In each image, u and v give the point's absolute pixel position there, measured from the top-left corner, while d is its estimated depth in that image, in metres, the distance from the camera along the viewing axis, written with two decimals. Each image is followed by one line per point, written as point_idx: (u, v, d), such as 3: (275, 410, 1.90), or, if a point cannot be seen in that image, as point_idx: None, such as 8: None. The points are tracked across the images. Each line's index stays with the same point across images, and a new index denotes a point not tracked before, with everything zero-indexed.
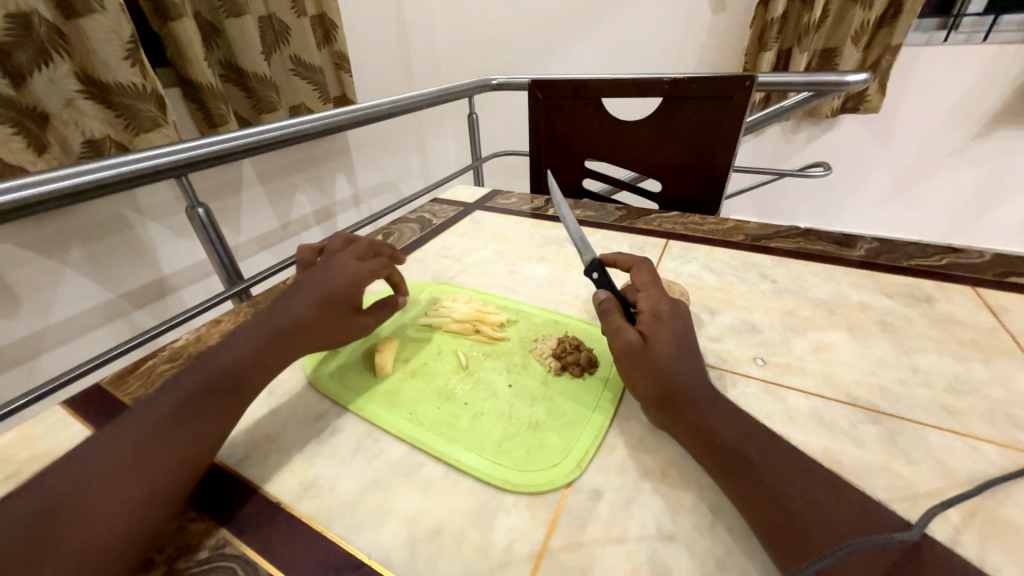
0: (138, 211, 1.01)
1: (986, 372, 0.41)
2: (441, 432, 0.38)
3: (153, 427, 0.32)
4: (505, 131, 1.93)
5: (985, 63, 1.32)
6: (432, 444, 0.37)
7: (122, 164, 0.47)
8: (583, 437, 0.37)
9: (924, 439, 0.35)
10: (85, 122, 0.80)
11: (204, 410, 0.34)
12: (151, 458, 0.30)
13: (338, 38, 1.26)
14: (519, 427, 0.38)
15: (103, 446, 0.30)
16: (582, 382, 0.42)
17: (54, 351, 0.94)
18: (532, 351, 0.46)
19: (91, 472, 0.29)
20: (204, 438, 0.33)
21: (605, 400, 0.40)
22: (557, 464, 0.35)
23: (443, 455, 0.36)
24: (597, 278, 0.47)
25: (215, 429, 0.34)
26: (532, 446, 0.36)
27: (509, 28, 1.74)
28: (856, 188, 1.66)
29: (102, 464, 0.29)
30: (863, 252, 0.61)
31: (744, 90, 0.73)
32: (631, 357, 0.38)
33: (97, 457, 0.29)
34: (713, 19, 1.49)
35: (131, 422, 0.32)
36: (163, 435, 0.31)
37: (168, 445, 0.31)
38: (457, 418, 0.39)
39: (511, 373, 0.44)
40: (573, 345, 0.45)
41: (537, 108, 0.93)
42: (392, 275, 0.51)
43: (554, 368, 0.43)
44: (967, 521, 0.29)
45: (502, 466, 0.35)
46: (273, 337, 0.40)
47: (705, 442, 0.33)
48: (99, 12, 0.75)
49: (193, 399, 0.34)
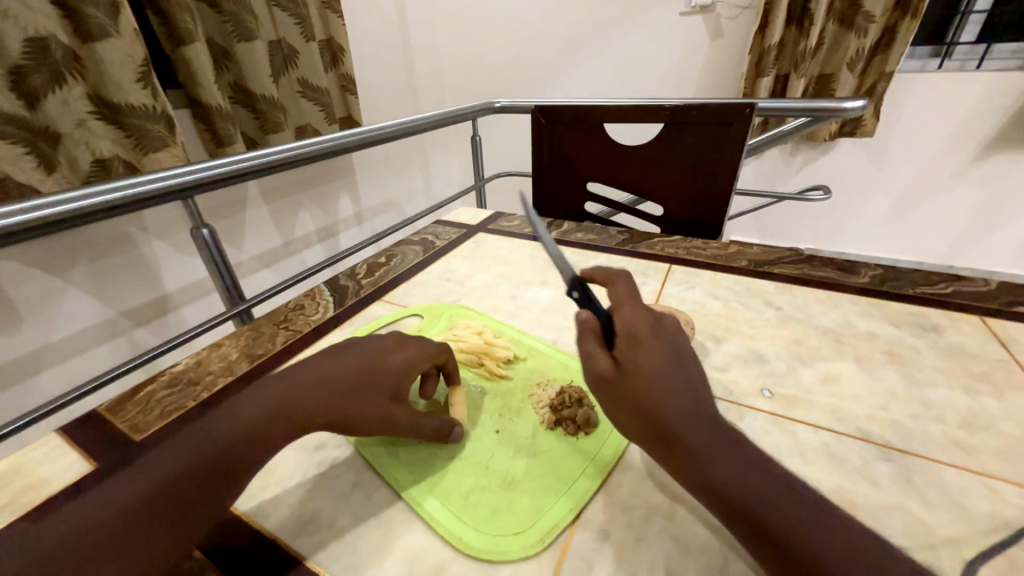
0: (143, 229, 1.02)
1: (998, 407, 0.40)
2: (416, 471, 0.38)
3: (139, 507, 0.27)
4: (507, 152, 1.95)
5: (978, 90, 1.35)
6: (403, 482, 0.36)
7: (134, 186, 0.48)
8: (559, 504, 0.34)
9: (940, 478, 0.34)
10: (94, 142, 0.81)
11: (231, 472, 0.30)
12: (129, 549, 0.26)
13: (346, 61, 1.30)
14: (493, 481, 0.36)
15: (131, 483, 0.28)
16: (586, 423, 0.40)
17: (52, 369, 0.93)
18: (531, 396, 0.44)
19: (95, 524, 0.27)
20: (194, 520, 0.28)
21: (596, 465, 0.37)
22: (521, 531, 0.32)
23: (409, 497, 0.35)
24: (578, 297, 0.40)
25: (190, 527, 0.28)
26: (499, 507, 0.34)
27: (512, 53, 1.79)
28: (856, 210, 1.67)
29: (127, 510, 0.27)
30: (867, 278, 0.60)
31: (744, 118, 0.74)
32: (610, 390, 0.34)
33: (111, 509, 0.27)
34: (710, 46, 1.53)
35: (112, 500, 0.28)
36: (148, 518, 0.27)
37: (151, 533, 0.27)
38: (434, 457, 0.39)
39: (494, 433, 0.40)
40: (575, 398, 0.43)
41: (540, 132, 0.95)
42: (451, 359, 0.44)
43: (548, 421, 0.41)
44: (991, 570, 0.28)
45: (463, 524, 0.33)
46: (298, 403, 0.34)
47: (729, 507, 0.28)
48: (114, 37, 0.77)
49: (190, 473, 0.29)
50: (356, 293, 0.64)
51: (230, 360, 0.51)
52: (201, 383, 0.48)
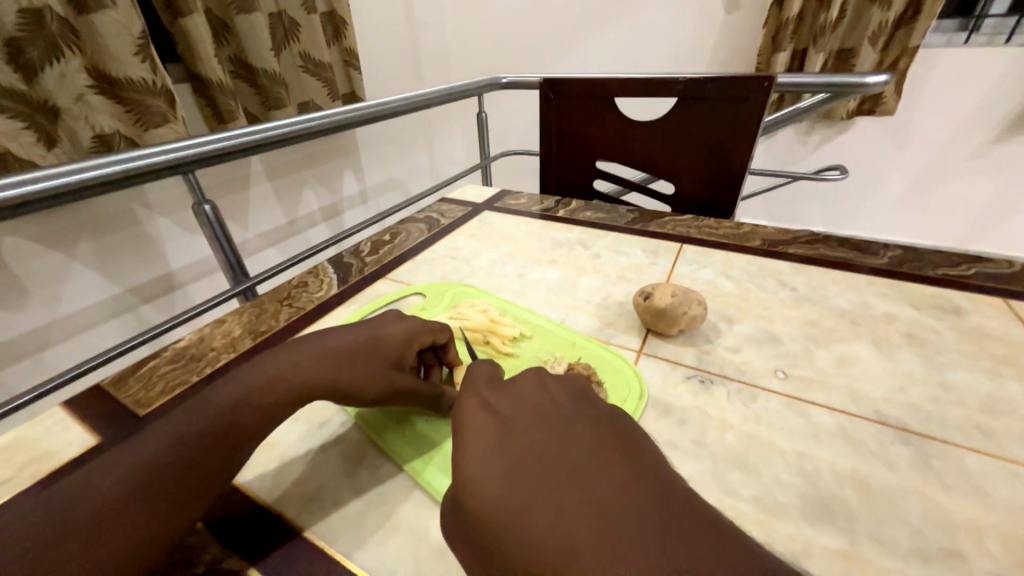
0: (146, 206, 1.01)
1: (1022, 391, 0.39)
2: (421, 448, 0.37)
3: (142, 471, 0.28)
4: (514, 130, 1.91)
5: (1006, 65, 1.29)
6: (409, 459, 0.36)
7: (132, 159, 0.46)
8: None
9: (959, 463, 0.33)
10: (95, 117, 0.79)
11: (234, 439, 0.31)
12: (132, 511, 0.27)
13: (348, 34, 1.26)
14: None
15: (134, 450, 0.29)
16: (605, 471, 0.26)
17: (63, 345, 0.94)
18: None
19: (100, 489, 0.27)
20: (197, 484, 0.29)
21: None
22: None
23: (415, 472, 0.35)
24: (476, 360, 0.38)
25: (191, 492, 0.29)
26: None
27: (521, 28, 1.72)
28: (871, 193, 1.62)
29: (134, 474, 0.28)
30: (886, 259, 0.58)
31: (762, 91, 0.71)
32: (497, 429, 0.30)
33: (115, 474, 0.28)
34: (726, 18, 1.47)
35: (116, 466, 0.28)
36: (149, 483, 0.28)
37: (153, 497, 0.28)
38: (440, 435, 0.38)
39: (468, 471, 0.27)
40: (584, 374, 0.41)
41: (548, 107, 0.92)
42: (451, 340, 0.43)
43: None
44: (1010, 555, 0.28)
45: None
46: (296, 372, 0.35)
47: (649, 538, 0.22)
48: (110, 8, 0.74)
49: (190, 441, 0.30)
50: (360, 270, 0.63)
51: (233, 337, 0.51)
52: (204, 359, 0.47)
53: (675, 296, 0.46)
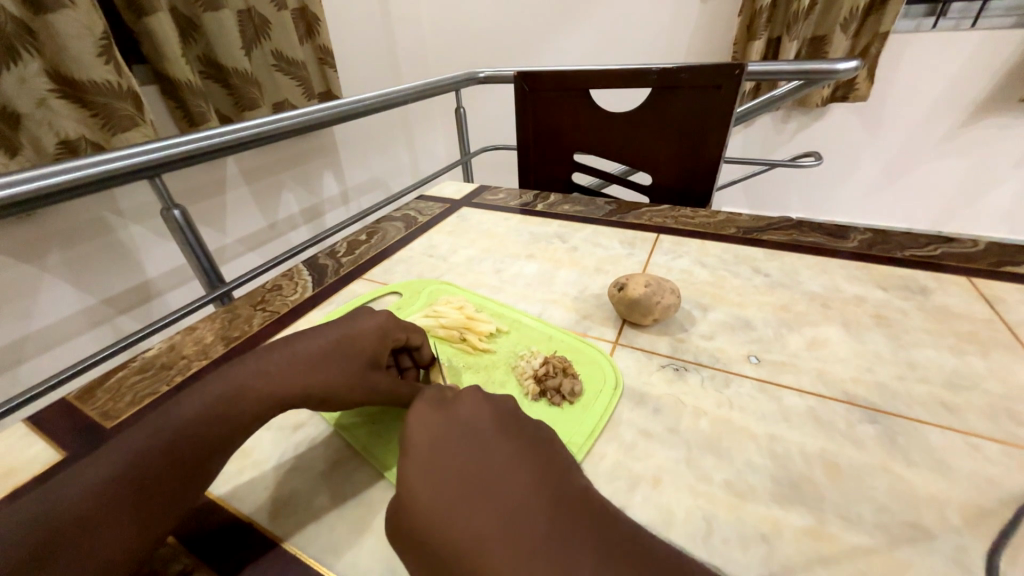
0: (118, 213, 0.98)
1: (984, 366, 0.40)
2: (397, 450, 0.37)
3: (104, 486, 0.27)
4: (495, 126, 1.90)
5: (972, 50, 1.32)
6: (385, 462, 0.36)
7: (95, 165, 0.44)
8: None
9: (923, 438, 0.34)
10: (58, 122, 0.76)
11: (203, 450, 0.31)
12: (94, 529, 0.26)
13: (321, 31, 1.23)
14: None
15: (96, 464, 0.28)
16: (537, 495, 0.27)
17: (36, 359, 0.91)
18: (515, 369, 0.43)
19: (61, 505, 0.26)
20: (163, 500, 0.28)
21: (580, 435, 0.36)
22: None
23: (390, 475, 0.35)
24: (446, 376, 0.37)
25: (154, 508, 0.28)
26: None
27: (498, 22, 1.71)
28: (847, 178, 1.65)
29: (96, 490, 0.27)
30: (857, 243, 0.59)
31: (733, 79, 0.71)
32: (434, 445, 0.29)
33: (75, 489, 0.27)
34: (701, 8, 1.47)
35: (75, 481, 0.27)
36: (111, 498, 0.27)
37: (117, 511, 0.27)
38: None
39: (401, 490, 0.27)
40: (560, 368, 0.42)
41: (524, 101, 0.91)
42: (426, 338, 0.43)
43: (534, 392, 0.40)
44: (970, 525, 0.29)
45: None
46: (267, 379, 0.34)
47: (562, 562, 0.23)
48: (69, 7, 0.71)
49: (154, 454, 0.29)
50: (336, 271, 0.62)
51: (204, 344, 0.49)
52: (174, 368, 0.46)
53: (649, 290, 0.46)
